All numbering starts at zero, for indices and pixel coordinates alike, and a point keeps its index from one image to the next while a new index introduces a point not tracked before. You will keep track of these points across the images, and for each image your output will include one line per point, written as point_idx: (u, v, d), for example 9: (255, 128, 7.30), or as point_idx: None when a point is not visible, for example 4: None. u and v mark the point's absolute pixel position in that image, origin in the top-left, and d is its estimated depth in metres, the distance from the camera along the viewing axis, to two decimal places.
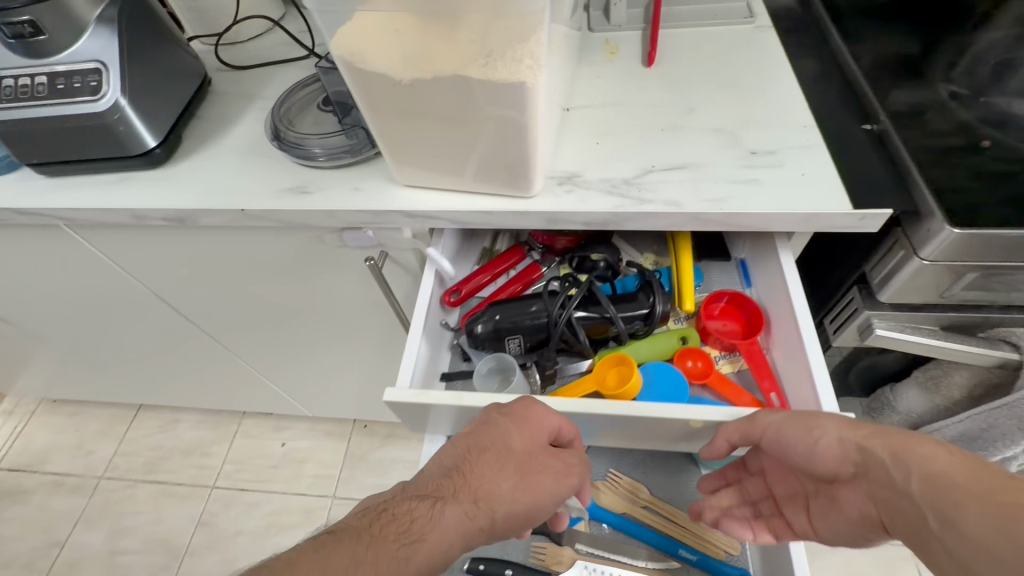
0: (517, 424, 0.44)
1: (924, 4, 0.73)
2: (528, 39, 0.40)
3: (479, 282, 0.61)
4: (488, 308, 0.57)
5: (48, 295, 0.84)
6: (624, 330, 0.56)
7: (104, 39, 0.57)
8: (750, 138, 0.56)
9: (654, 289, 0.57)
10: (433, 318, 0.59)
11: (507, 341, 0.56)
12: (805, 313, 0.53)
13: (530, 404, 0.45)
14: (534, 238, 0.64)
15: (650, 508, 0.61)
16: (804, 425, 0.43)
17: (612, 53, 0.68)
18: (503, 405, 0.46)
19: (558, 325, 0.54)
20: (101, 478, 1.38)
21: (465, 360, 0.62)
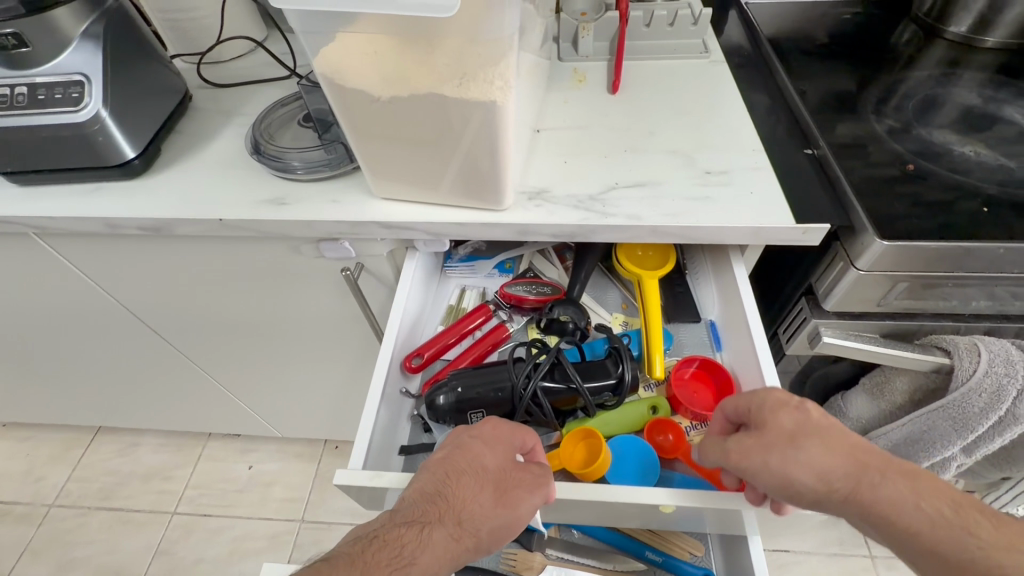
0: (489, 447, 0.46)
1: (857, 46, 0.82)
2: (498, 62, 0.44)
3: (444, 344, 0.62)
4: (451, 378, 0.57)
5: (10, 308, 0.82)
6: (591, 402, 0.55)
7: (88, 53, 0.59)
8: (705, 160, 0.61)
9: (622, 357, 0.57)
10: (392, 386, 0.58)
11: (469, 415, 0.56)
12: (760, 330, 0.56)
13: (498, 422, 0.48)
14: (502, 298, 0.65)
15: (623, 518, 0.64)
16: (779, 477, 0.41)
17: (580, 81, 0.73)
18: (472, 429, 0.47)
19: (523, 397, 0.54)
20: (52, 506, 1.31)
21: (426, 432, 0.62)
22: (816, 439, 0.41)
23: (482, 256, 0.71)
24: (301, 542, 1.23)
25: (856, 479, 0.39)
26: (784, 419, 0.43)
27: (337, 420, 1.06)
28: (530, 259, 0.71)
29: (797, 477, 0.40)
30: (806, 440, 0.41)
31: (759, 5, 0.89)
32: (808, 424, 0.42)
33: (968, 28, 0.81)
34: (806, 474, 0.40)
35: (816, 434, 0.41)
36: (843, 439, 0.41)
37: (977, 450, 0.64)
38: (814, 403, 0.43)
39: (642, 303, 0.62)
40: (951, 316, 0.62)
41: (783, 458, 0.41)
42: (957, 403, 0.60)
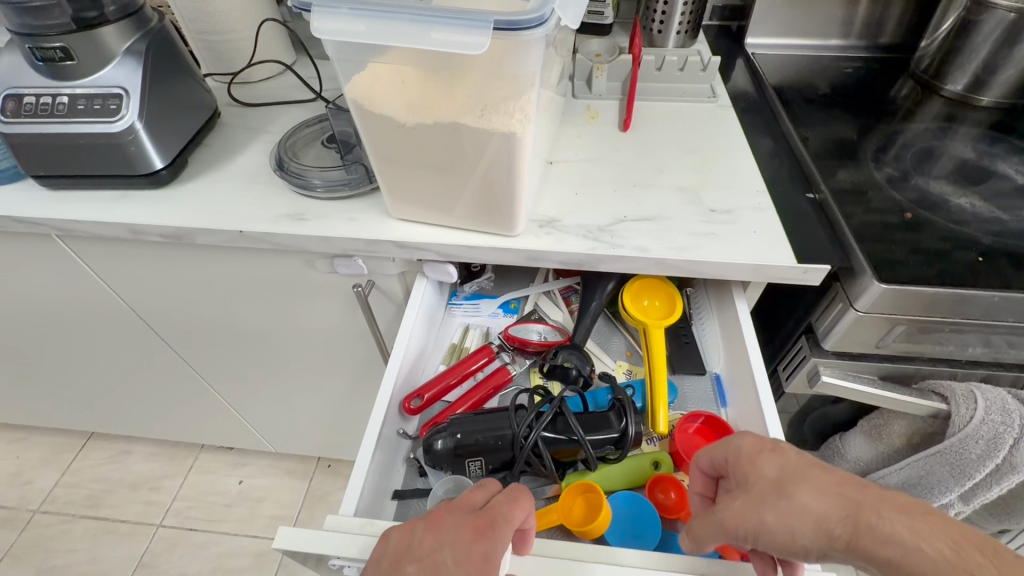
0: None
1: (858, 97, 0.85)
2: (519, 98, 0.46)
3: (446, 385, 0.63)
4: (450, 423, 0.57)
5: (21, 307, 0.83)
6: (593, 455, 0.55)
7: (129, 69, 0.61)
8: (710, 198, 0.63)
9: (625, 410, 0.57)
10: (389, 427, 0.59)
11: (468, 463, 0.56)
12: (763, 377, 0.57)
13: (491, 554, 0.39)
14: (505, 340, 0.66)
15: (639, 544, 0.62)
16: (779, 533, 0.38)
17: (592, 117, 0.77)
18: (458, 551, 0.39)
19: (524, 447, 0.54)
20: (36, 511, 1.29)
21: (420, 476, 0.61)
22: (802, 483, 0.39)
23: (487, 295, 0.73)
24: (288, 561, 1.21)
25: (850, 521, 0.36)
26: (765, 468, 0.41)
27: (334, 436, 1.06)
28: (536, 301, 0.72)
29: (795, 532, 0.37)
30: (792, 486, 0.39)
31: (765, 56, 0.93)
32: (789, 468, 0.40)
33: (963, 86, 0.85)
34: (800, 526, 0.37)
35: (800, 478, 0.39)
36: (830, 479, 0.39)
37: (974, 498, 0.64)
38: (791, 444, 0.42)
39: (648, 354, 0.63)
40: (948, 361, 0.63)
41: (771, 511, 0.39)
42: (953, 450, 0.60)
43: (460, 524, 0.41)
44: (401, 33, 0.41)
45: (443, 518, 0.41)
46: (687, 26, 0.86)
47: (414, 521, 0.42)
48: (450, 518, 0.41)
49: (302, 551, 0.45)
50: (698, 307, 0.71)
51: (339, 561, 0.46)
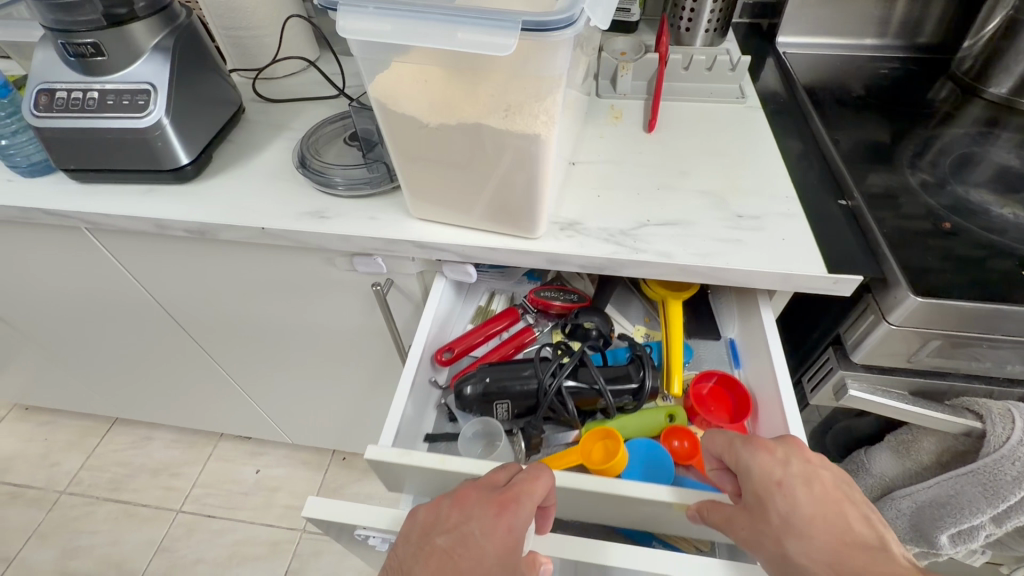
0: (498, 558, 0.40)
1: (894, 99, 0.82)
2: (545, 99, 0.45)
3: (472, 341, 0.63)
4: (479, 369, 0.59)
5: (51, 295, 0.86)
6: (612, 403, 0.57)
7: (157, 65, 0.62)
8: (737, 203, 0.61)
9: (643, 363, 0.58)
10: (422, 376, 0.59)
11: (495, 406, 0.57)
12: (782, 369, 0.55)
13: (516, 526, 0.41)
14: (529, 303, 0.65)
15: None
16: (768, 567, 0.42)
17: (616, 117, 0.75)
18: (484, 525, 0.41)
19: (547, 394, 0.56)
20: (63, 492, 1.33)
21: (451, 422, 0.61)
22: (799, 541, 0.40)
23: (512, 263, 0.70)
24: (301, 552, 1.23)
25: None
26: (771, 512, 0.42)
27: (349, 431, 1.07)
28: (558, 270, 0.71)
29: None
30: (790, 541, 0.41)
31: (796, 55, 0.91)
32: (794, 518, 0.41)
33: (1008, 89, 0.81)
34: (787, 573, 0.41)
35: (800, 533, 0.41)
36: (829, 540, 0.40)
37: (1007, 520, 0.62)
38: (805, 489, 0.42)
39: (665, 320, 0.63)
40: (983, 378, 0.60)
41: (765, 552, 0.42)
42: (986, 470, 0.58)
43: (484, 500, 0.42)
44: (427, 35, 0.40)
45: (468, 493, 0.43)
46: (716, 24, 0.84)
47: (439, 498, 0.44)
48: (474, 494, 0.43)
49: (337, 520, 0.51)
50: (720, 305, 0.69)
51: (369, 529, 0.51)
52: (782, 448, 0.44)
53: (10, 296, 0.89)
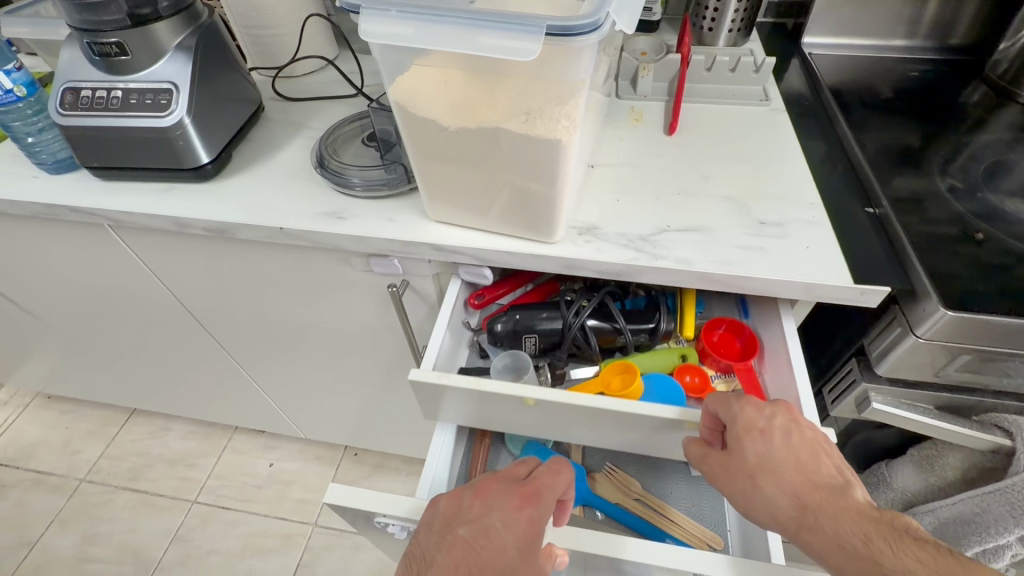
0: (518, 549, 0.43)
1: (924, 103, 0.80)
2: (567, 102, 0.45)
3: (500, 290, 0.66)
4: (509, 309, 0.62)
5: (74, 289, 0.87)
6: (630, 340, 0.60)
7: (180, 64, 0.62)
8: (760, 209, 0.60)
9: (660, 307, 0.62)
10: (457, 317, 0.64)
11: (524, 340, 0.61)
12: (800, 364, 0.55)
13: (536, 518, 0.44)
14: None
15: (641, 500, 0.67)
16: (740, 502, 0.46)
17: (636, 119, 0.74)
18: (506, 517, 0.43)
19: (571, 329, 0.59)
20: (83, 480, 1.36)
21: (482, 357, 0.66)
22: (769, 477, 0.44)
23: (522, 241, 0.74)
24: (313, 545, 1.24)
25: (796, 518, 0.43)
26: (747, 451, 0.45)
27: (361, 428, 1.08)
28: None
29: (754, 510, 0.45)
30: (761, 477, 0.44)
31: (822, 56, 0.88)
32: (767, 457, 0.45)
33: None
34: (754, 509, 0.45)
35: (771, 471, 0.44)
36: (797, 479, 0.44)
37: None
38: (781, 433, 0.45)
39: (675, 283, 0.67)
40: (1014, 395, 0.58)
41: (735, 489, 0.46)
42: (1016, 488, 0.57)
43: (504, 493, 0.45)
44: (450, 38, 0.40)
45: (490, 486, 0.46)
46: (740, 24, 0.82)
47: (461, 489, 0.46)
48: (496, 486, 0.46)
49: (358, 507, 0.52)
50: None
51: (388, 516, 0.53)
52: (770, 404, 0.47)
53: (34, 288, 0.91)
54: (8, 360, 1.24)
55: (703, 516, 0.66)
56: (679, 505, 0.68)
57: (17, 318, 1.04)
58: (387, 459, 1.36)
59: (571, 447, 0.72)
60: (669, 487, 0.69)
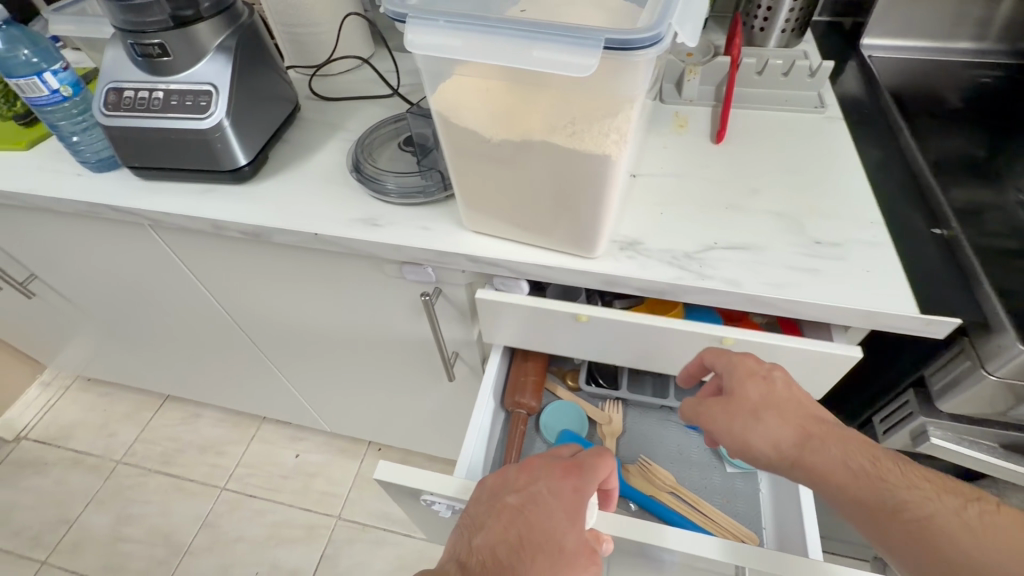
0: (566, 518, 0.42)
1: (995, 111, 0.74)
2: (616, 116, 0.42)
3: None
4: None
5: (113, 282, 0.89)
6: None
7: (220, 65, 0.62)
8: (815, 227, 0.57)
9: None
10: None
11: None
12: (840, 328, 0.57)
13: (581, 490, 0.43)
14: None
15: (675, 493, 0.65)
16: (740, 442, 0.47)
17: (681, 126, 0.71)
18: (551, 486, 0.43)
19: None
20: (119, 462, 1.41)
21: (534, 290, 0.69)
22: (775, 411, 0.47)
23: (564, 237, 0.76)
24: (337, 538, 1.26)
25: (801, 446, 0.45)
26: (751, 389, 0.48)
27: (386, 427, 1.08)
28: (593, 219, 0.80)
29: (755, 444, 0.46)
30: (766, 411, 0.47)
31: (882, 59, 0.83)
32: (770, 395, 0.47)
33: None
34: (755, 442, 0.46)
35: (775, 405, 0.47)
36: (800, 413, 0.46)
37: None
38: (781, 376, 0.48)
39: None
40: None
41: (737, 425, 0.48)
42: None
43: (550, 464, 0.45)
44: (500, 52, 0.38)
45: (535, 460, 0.46)
46: (794, 24, 0.78)
47: (505, 464, 0.46)
48: (541, 460, 0.46)
49: (407, 484, 0.53)
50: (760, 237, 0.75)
51: (434, 495, 0.54)
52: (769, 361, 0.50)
53: (76, 280, 0.93)
54: (51, 345, 1.29)
55: (737, 514, 0.65)
56: (713, 499, 0.66)
57: (60, 307, 1.08)
58: (410, 456, 1.36)
59: (606, 440, 0.70)
60: (702, 481, 0.67)
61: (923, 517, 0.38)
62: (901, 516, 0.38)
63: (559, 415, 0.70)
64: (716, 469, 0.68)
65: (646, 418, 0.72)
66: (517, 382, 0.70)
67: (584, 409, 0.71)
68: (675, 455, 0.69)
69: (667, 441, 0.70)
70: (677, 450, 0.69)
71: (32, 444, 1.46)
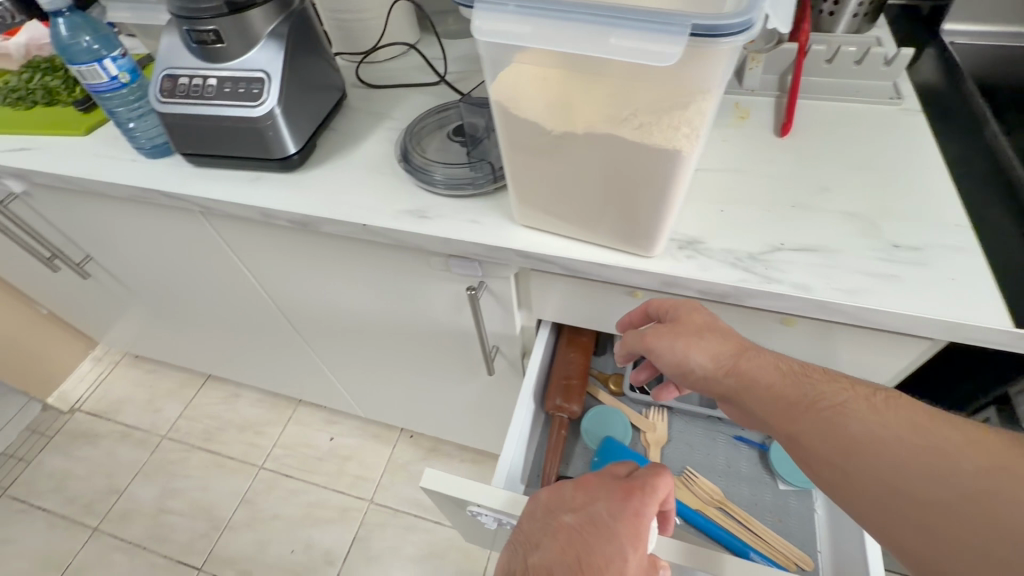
0: (627, 541, 0.41)
1: None
2: (688, 107, 0.40)
3: None
4: None
5: (163, 265, 0.91)
6: None
7: (272, 53, 0.62)
8: (891, 229, 0.53)
9: None
10: None
11: None
12: None
13: (643, 512, 0.42)
14: None
15: (723, 509, 0.63)
16: (677, 359, 0.47)
17: (742, 118, 0.67)
18: (611, 507, 0.42)
19: None
20: (164, 437, 1.47)
21: None
22: (715, 331, 0.47)
23: None
24: (369, 521, 1.28)
25: (736, 358, 0.44)
26: (697, 314, 0.48)
27: (421, 416, 1.08)
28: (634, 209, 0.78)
29: (693, 356, 0.46)
30: (709, 331, 0.46)
31: (965, 46, 0.76)
32: (712, 320, 0.48)
33: None
34: (697, 363, 0.46)
35: (717, 327, 0.47)
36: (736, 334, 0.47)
37: None
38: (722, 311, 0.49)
39: None
40: None
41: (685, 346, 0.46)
42: None
43: (607, 484, 0.44)
44: (576, 40, 0.36)
45: (590, 480, 0.45)
46: (868, 8, 0.72)
47: (562, 482, 0.46)
48: (598, 481, 0.45)
49: (453, 492, 0.54)
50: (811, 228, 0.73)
51: (479, 506, 0.54)
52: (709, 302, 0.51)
53: (128, 262, 0.96)
54: (103, 323, 1.34)
55: (790, 534, 0.62)
56: (764, 518, 0.63)
57: (112, 287, 1.11)
58: (441, 444, 1.37)
59: (649, 449, 0.68)
60: (752, 497, 0.65)
61: (840, 406, 0.38)
62: (821, 408, 0.39)
63: (601, 421, 0.69)
64: (767, 485, 0.65)
65: (692, 427, 0.70)
66: (557, 384, 0.68)
67: (628, 414, 0.69)
68: (723, 469, 0.67)
69: (714, 454, 0.68)
70: (725, 463, 0.67)
71: (84, 417, 1.54)
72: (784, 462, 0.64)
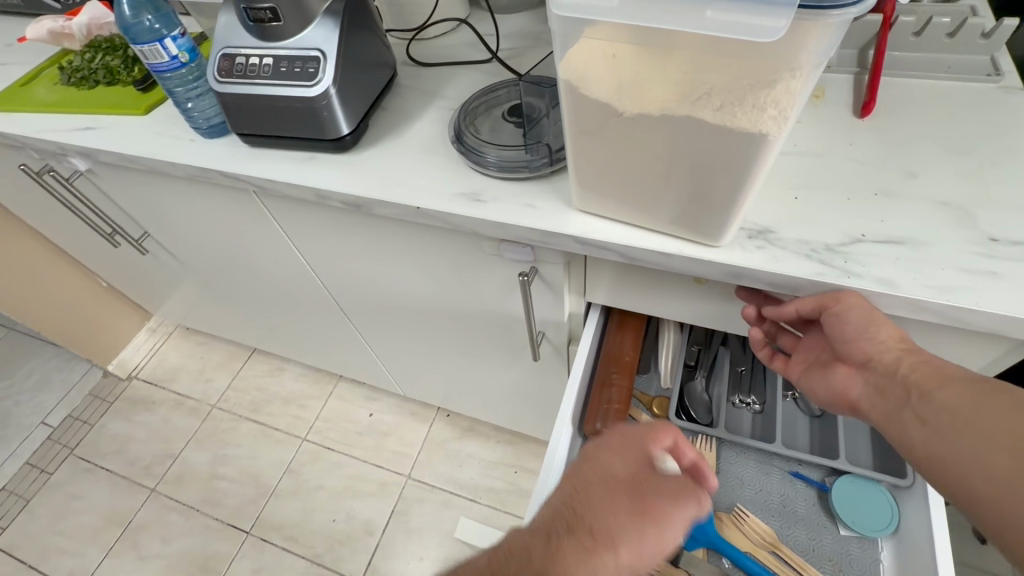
0: (616, 453, 0.46)
1: None
2: (776, 87, 0.36)
3: None
4: None
5: (217, 243, 0.93)
6: None
7: (327, 31, 0.61)
8: (989, 220, 0.48)
9: None
10: None
11: None
12: None
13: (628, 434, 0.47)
14: None
15: (775, 553, 0.59)
16: (872, 320, 0.45)
17: (817, 96, 0.62)
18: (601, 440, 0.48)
19: None
20: (214, 406, 1.54)
21: None
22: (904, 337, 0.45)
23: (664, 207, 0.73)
24: (407, 496, 1.31)
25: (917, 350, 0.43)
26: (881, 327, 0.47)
27: (461, 397, 1.09)
28: None
29: (885, 327, 0.45)
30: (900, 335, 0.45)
31: None
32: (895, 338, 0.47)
33: None
34: (867, 340, 0.45)
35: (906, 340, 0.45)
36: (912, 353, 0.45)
37: None
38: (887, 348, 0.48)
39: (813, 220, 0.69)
40: None
41: (860, 321, 0.45)
42: None
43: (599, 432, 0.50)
44: (671, 14, 0.35)
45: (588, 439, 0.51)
46: None
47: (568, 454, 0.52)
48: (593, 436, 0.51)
49: None
50: None
51: None
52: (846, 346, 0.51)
53: (184, 239, 0.99)
54: (158, 295, 1.40)
55: None
56: (822, 566, 0.59)
57: (169, 263, 1.16)
58: (478, 425, 1.39)
59: None
60: (810, 541, 0.61)
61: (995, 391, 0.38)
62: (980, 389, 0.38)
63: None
64: (827, 529, 0.61)
65: (742, 461, 0.66)
66: (598, 408, 0.65)
67: None
68: (777, 508, 0.63)
69: (767, 490, 0.64)
70: (780, 502, 0.63)
71: (142, 384, 1.62)
72: (846, 505, 0.59)
